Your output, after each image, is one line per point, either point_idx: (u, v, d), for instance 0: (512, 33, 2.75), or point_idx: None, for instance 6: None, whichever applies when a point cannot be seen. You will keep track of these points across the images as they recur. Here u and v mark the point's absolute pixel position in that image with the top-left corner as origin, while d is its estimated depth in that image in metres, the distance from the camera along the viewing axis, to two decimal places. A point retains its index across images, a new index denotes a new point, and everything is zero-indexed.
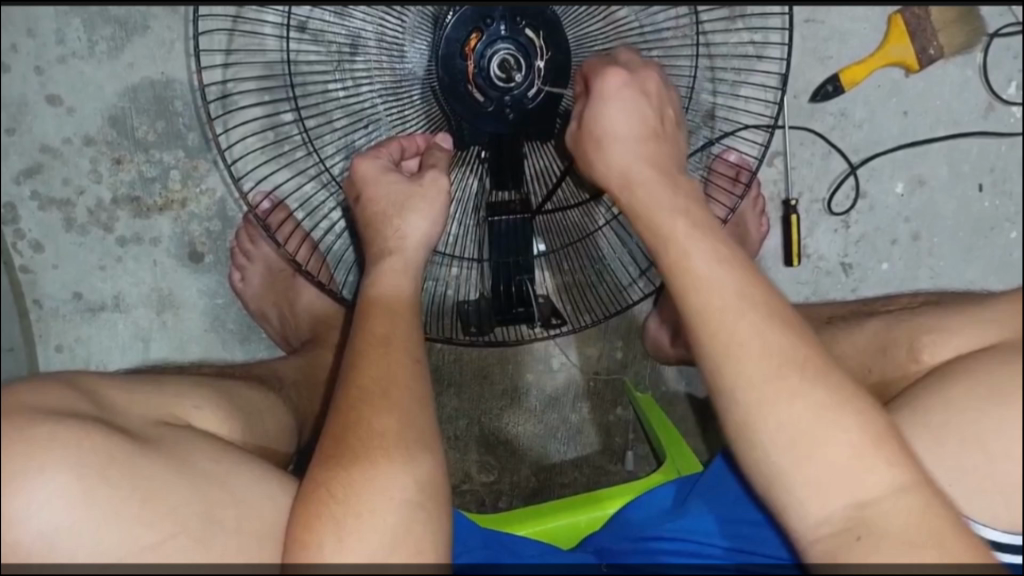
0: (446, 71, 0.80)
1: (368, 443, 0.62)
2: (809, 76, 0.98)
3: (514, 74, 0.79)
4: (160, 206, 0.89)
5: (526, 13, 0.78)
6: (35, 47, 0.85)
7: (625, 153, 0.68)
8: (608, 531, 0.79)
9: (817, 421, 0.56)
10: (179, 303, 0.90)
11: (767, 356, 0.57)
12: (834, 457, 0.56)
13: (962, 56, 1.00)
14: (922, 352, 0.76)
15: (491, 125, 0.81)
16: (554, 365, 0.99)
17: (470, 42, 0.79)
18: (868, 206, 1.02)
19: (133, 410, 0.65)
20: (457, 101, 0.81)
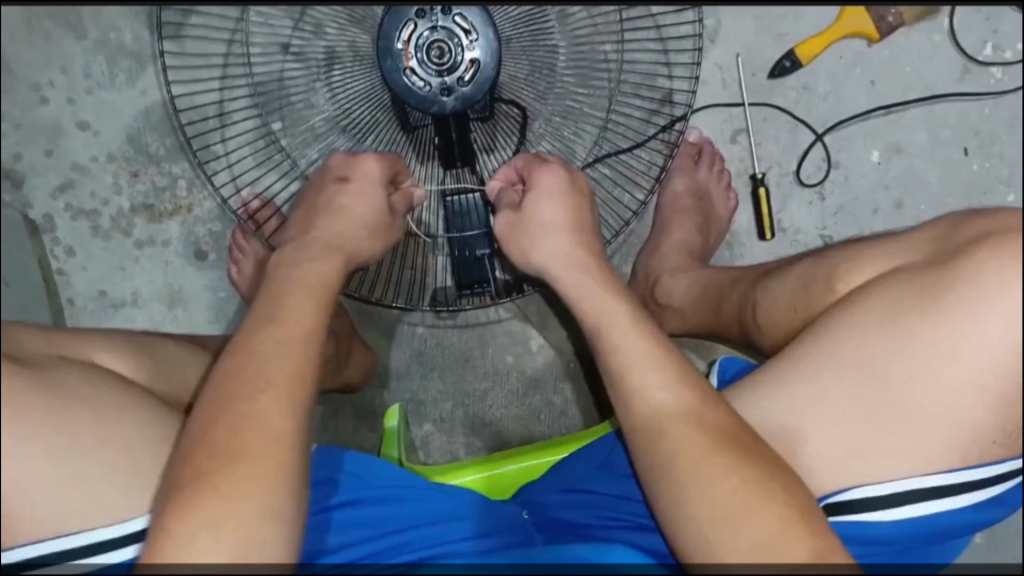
0: (386, 60, 0.88)
1: (245, 409, 0.60)
2: (765, 53, 1.00)
3: (446, 60, 0.87)
4: (171, 210, 1.01)
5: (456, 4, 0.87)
6: (68, 81, 1.00)
7: (553, 245, 0.74)
8: (542, 482, 0.80)
9: (711, 463, 0.60)
10: (188, 298, 1.02)
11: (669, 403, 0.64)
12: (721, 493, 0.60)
13: (927, 22, 1.00)
14: (838, 281, 0.71)
15: (432, 106, 0.88)
16: (533, 348, 1.04)
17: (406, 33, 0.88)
18: (842, 176, 1.02)
19: (41, 347, 0.70)
20: (399, 87, 0.88)
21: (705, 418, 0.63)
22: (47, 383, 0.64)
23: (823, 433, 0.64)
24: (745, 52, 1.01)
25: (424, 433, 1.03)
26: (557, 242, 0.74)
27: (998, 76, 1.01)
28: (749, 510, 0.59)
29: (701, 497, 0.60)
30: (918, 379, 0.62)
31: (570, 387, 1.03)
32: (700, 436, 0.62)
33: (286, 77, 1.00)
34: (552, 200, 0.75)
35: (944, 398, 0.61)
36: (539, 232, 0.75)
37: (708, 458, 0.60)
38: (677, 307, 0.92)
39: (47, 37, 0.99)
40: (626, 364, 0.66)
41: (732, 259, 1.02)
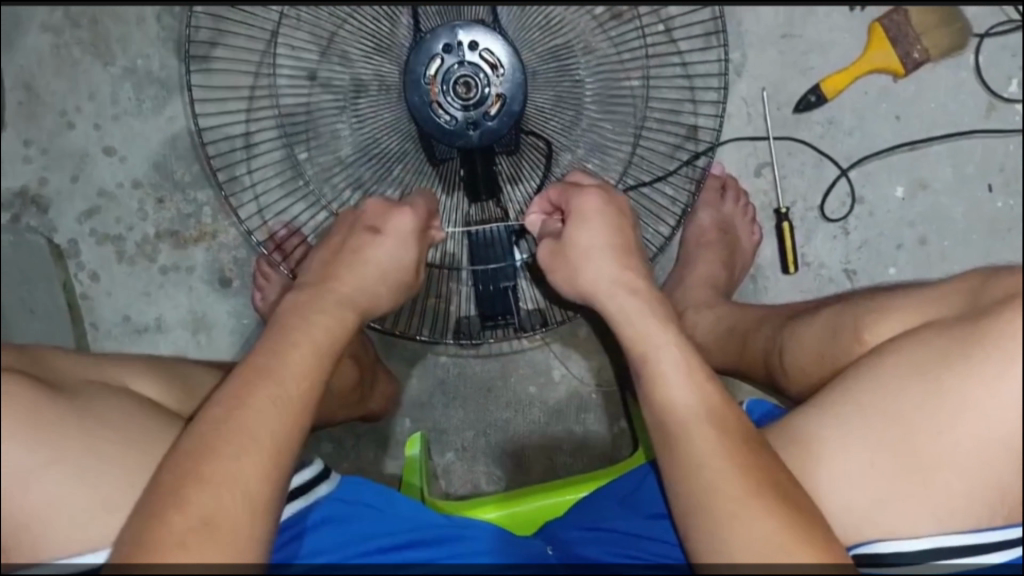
0: (413, 94, 0.88)
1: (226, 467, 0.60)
2: (792, 88, 1.01)
3: (472, 96, 0.88)
4: (195, 237, 1.02)
5: (484, 39, 0.88)
6: (95, 107, 1.00)
7: (596, 270, 0.75)
8: (566, 520, 0.80)
9: (738, 487, 0.61)
10: (211, 324, 1.02)
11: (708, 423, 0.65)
12: (749, 518, 0.60)
13: (952, 59, 1.00)
14: (864, 332, 0.71)
15: (457, 140, 0.88)
16: (555, 377, 1.04)
17: (434, 67, 0.88)
18: (866, 211, 1.02)
19: (70, 371, 0.68)
20: (424, 121, 0.88)
21: (742, 442, 0.63)
22: (80, 411, 0.63)
23: (842, 477, 0.65)
24: (771, 87, 1.01)
25: (446, 462, 1.04)
26: (608, 270, 0.75)
27: (1023, 114, 1.01)
28: (757, 523, 0.60)
29: (716, 504, 0.62)
30: (937, 433, 0.61)
31: (593, 417, 1.04)
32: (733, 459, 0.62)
33: (312, 106, 1.01)
34: (593, 225, 0.75)
35: (957, 452, 0.61)
36: (580, 255, 0.75)
37: (736, 485, 0.61)
38: (704, 343, 0.92)
39: (75, 65, 1.00)
40: (672, 380, 0.68)
41: (756, 293, 1.03)
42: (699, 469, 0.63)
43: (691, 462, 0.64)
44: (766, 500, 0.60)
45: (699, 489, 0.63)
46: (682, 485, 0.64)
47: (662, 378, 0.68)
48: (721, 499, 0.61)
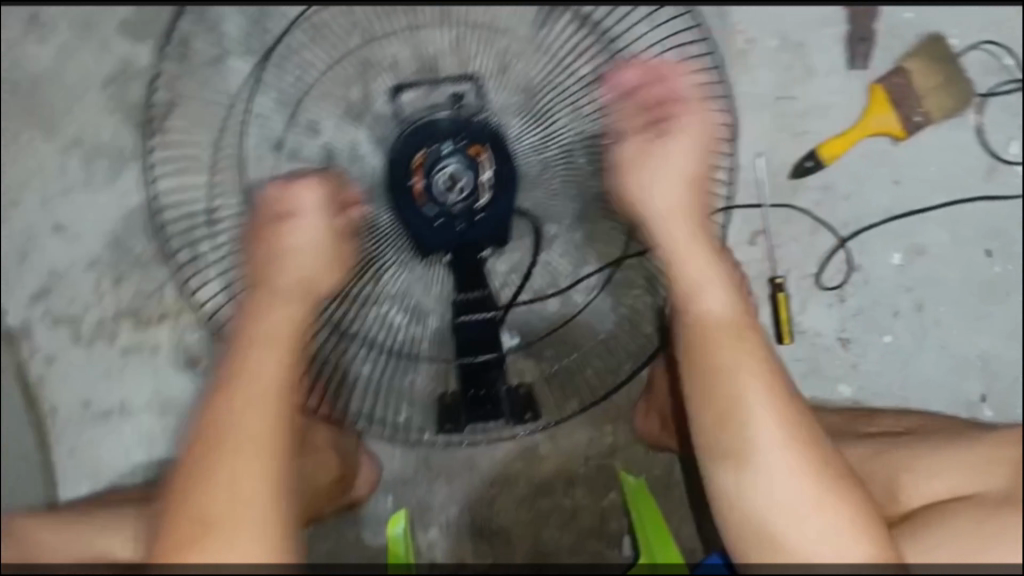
0: (394, 189, 0.85)
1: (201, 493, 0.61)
2: (787, 152, 0.96)
3: (459, 189, 0.84)
4: (158, 317, 0.95)
5: (467, 130, 0.85)
6: (42, 182, 0.93)
7: (689, 115, 0.72)
8: None
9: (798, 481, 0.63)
10: (180, 407, 0.96)
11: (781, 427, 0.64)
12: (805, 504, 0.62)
13: (952, 120, 0.96)
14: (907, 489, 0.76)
15: (445, 236, 0.86)
16: (542, 452, 1.01)
17: (418, 160, 0.85)
18: (861, 279, 0.99)
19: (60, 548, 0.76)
20: (409, 219, 0.85)
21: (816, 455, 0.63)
22: None
23: None
24: (766, 152, 0.96)
25: (431, 541, 1.00)
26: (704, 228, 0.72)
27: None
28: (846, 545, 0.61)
29: (788, 479, 0.63)
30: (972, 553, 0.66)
31: (581, 490, 1.01)
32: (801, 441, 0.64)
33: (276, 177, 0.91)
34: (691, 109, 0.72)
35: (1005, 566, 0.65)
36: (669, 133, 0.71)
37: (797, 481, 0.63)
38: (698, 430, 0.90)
39: (16, 135, 0.93)
40: (753, 404, 0.65)
41: None
42: (773, 481, 0.63)
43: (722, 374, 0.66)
44: (825, 503, 0.62)
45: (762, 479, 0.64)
46: (732, 466, 0.65)
47: (729, 383, 0.66)
48: (778, 491, 0.63)
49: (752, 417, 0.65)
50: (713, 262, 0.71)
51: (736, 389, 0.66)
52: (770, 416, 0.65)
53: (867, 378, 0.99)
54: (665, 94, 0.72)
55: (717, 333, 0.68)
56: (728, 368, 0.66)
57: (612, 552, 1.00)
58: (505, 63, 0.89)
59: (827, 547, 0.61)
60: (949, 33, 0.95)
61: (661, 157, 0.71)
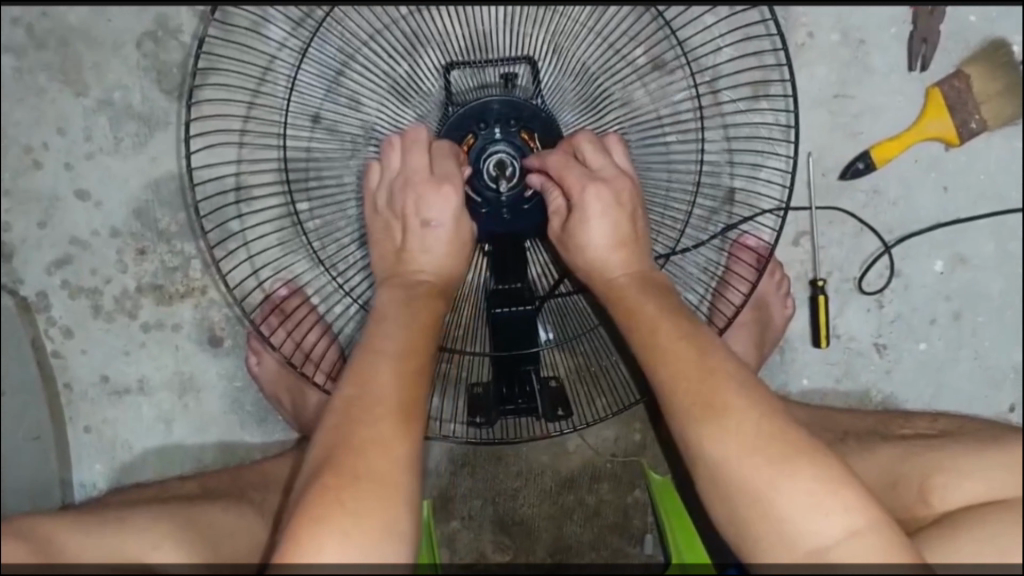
0: None
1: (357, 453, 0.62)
2: (838, 153, 0.94)
3: (509, 178, 0.81)
4: (181, 292, 0.92)
5: (521, 115, 0.81)
6: (66, 144, 0.89)
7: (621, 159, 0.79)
8: None
9: (776, 471, 0.62)
10: (200, 386, 0.93)
11: (758, 428, 0.64)
12: (790, 498, 0.62)
13: (1006, 128, 0.94)
14: (932, 495, 0.73)
15: (489, 225, 0.83)
16: (570, 446, 0.98)
17: (467, 143, 0.81)
18: (903, 285, 0.96)
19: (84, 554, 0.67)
20: None
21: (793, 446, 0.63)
22: None
23: None
24: (816, 150, 0.94)
25: (451, 531, 0.98)
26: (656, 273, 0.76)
27: None
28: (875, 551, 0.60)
29: (758, 467, 0.63)
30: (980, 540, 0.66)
31: (606, 487, 0.99)
32: (775, 437, 0.63)
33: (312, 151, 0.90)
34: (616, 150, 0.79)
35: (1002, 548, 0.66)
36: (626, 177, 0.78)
37: (773, 471, 0.62)
38: None
39: (41, 92, 0.88)
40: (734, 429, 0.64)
41: (782, 366, 0.98)
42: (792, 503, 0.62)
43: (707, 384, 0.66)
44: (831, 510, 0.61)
45: (739, 477, 0.63)
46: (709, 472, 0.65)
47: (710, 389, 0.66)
48: (791, 513, 0.61)
49: (735, 452, 0.64)
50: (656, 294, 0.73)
51: (716, 390, 0.66)
52: (749, 449, 0.63)
53: (901, 385, 0.98)
54: (571, 180, 0.76)
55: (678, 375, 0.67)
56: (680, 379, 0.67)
57: (634, 550, 0.99)
58: (556, 46, 0.86)
59: (814, 540, 0.61)
60: (1011, 37, 0.92)
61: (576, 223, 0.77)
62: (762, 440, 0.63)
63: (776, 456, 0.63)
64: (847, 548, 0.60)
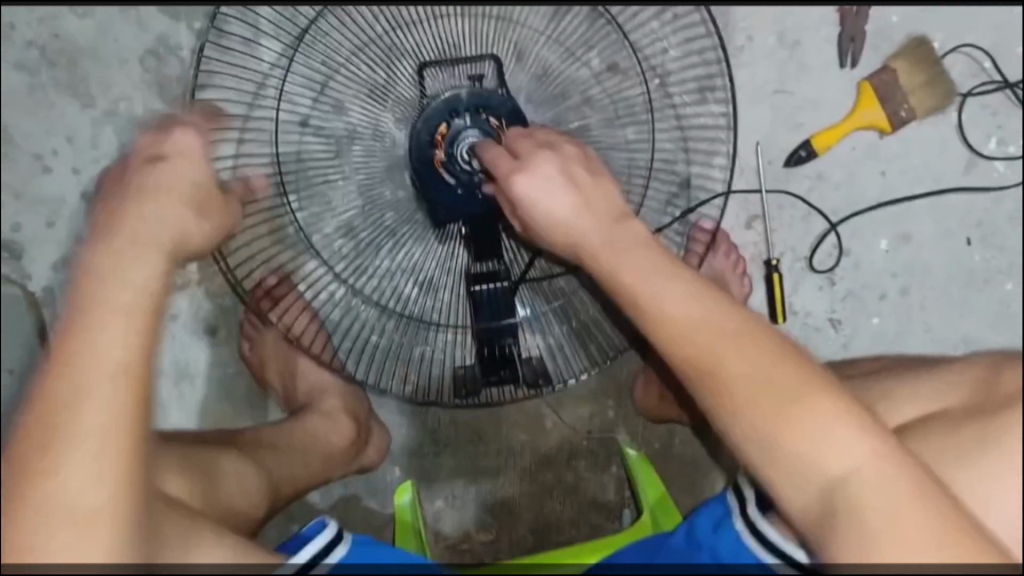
0: (417, 159, 0.90)
1: (60, 390, 0.53)
2: (783, 143, 1.02)
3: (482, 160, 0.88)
4: (180, 284, 0.99)
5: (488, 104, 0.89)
6: (74, 152, 0.96)
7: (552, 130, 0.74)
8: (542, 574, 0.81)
9: (781, 414, 0.56)
10: (197, 373, 1.00)
11: (753, 364, 0.58)
12: (800, 438, 0.55)
13: (936, 116, 1.02)
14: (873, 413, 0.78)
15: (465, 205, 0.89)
16: (547, 425, 1.04)
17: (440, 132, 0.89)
18: (852, 263, 1.04)
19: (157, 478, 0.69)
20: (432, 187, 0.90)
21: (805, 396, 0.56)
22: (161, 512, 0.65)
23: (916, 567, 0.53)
24: (763, 140, 1.02)
25: (436, 511, 1.03)
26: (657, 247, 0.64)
27: (1001, 170, 1.04)
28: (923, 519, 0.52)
29: (762, 412, 0.56)
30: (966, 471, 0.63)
31: (583, 464, 1.04)
32: (774, 368, 0.57)
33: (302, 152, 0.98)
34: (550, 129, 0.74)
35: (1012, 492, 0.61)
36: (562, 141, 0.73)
37: (778, 416, 0.56)
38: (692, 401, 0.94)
39: (51, 106, 0.96)
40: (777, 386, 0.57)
41: None
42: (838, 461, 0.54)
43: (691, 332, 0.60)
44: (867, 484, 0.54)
45: (756, 418, 0.56)
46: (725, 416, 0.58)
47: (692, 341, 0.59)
48: (803, 447, 0.55)
49: (781, 412, 0.56)
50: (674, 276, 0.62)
51: (710, 339, 0.59)
52: (773, 410, 0.56)
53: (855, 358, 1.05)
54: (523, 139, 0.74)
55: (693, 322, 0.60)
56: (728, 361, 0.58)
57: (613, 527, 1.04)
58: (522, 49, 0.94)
59: (859, 467, 0.54)
60: (933, 34, 1.02)
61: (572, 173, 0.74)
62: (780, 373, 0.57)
63: (788, 399, 0.56)
64: (860, 483, 0.54)
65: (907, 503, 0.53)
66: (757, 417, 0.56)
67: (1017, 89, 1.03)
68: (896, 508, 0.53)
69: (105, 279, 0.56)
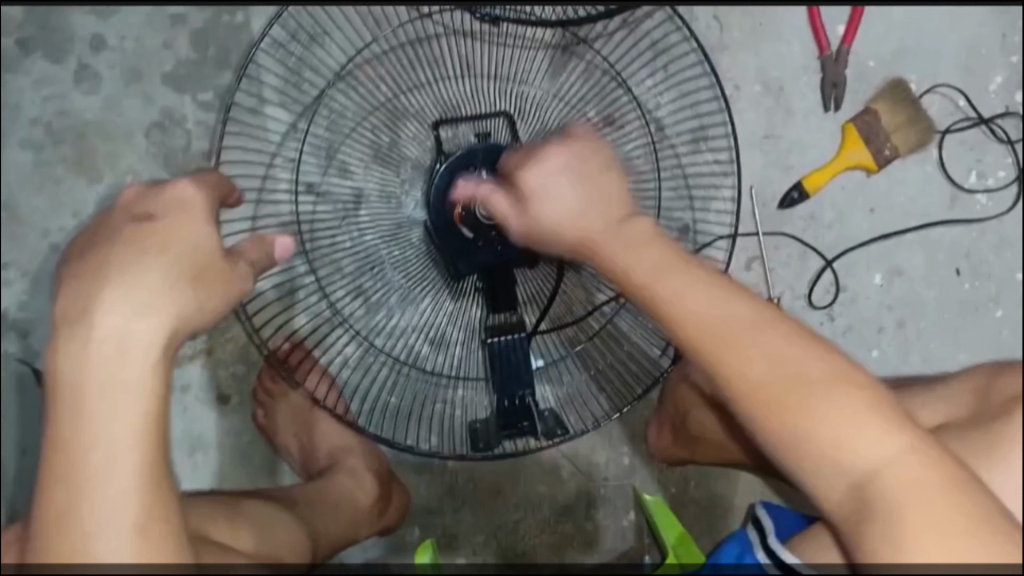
0: (435, 216, 0.90)
1: (85, 402, 0.51)
2: (775, 186, 1.06)
3: None
4: (191, 354, 0.99)
5: (500, 156, 0.89)
6: (81, 227, 0.96)
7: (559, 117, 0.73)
8: None
9: (824, 394, 0.53)
10: (209, 443, 0.99)
11: (772, 355, 0.55)
12: (823, 422, 0.53)
13: (918, 154, 1.07)
14: None
15: (486, 256, 0.89)
16: (564, 475, 1.04)
17: (453, 188, 0.89)
18: (849, 298, 1.08)
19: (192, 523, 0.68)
20: (447, 242, 0.90)
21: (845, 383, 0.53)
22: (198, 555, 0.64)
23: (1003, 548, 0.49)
24: (757, 185, 1.06)
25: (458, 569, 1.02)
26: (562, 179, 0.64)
27: (983, 202, 1.09)
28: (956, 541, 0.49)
29: (816, 389, 0.53)
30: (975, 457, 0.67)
31: (602, 513, 1.04)
32: (787, 359, 0.55)
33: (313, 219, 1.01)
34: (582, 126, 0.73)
35: None
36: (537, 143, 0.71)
37: (827, 393, 0.53)
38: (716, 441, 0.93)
39: (58, 182, 0.96)
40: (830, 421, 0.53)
41: None
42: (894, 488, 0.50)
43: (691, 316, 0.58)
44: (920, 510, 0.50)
45: (782, 403, 0.54)
46: (737, 398, 0.56)
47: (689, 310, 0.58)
48: (835, 430, 0.52)
49: (816, 419, 0.53)
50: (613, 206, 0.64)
51: (715, 326, 0.57)
52: (775, 404, 0.54)
53: None
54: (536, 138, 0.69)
55: (594, 196, 0.63)
56: (686, 296, 0.58)
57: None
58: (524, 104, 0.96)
59: (871, 459, 0.52)
60: (909, 77, 1.07)
61: (568, 166, 0.69)
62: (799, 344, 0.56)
63: (818, 371, 0.54)
64: (903, 467, 0.51)
65: (954, 496, 0.50)
66: (786, 407, 0.54)
67: (992, 125, 1.08)
68: (936, 494, 0.50)
69: (87, 324, 0.51)
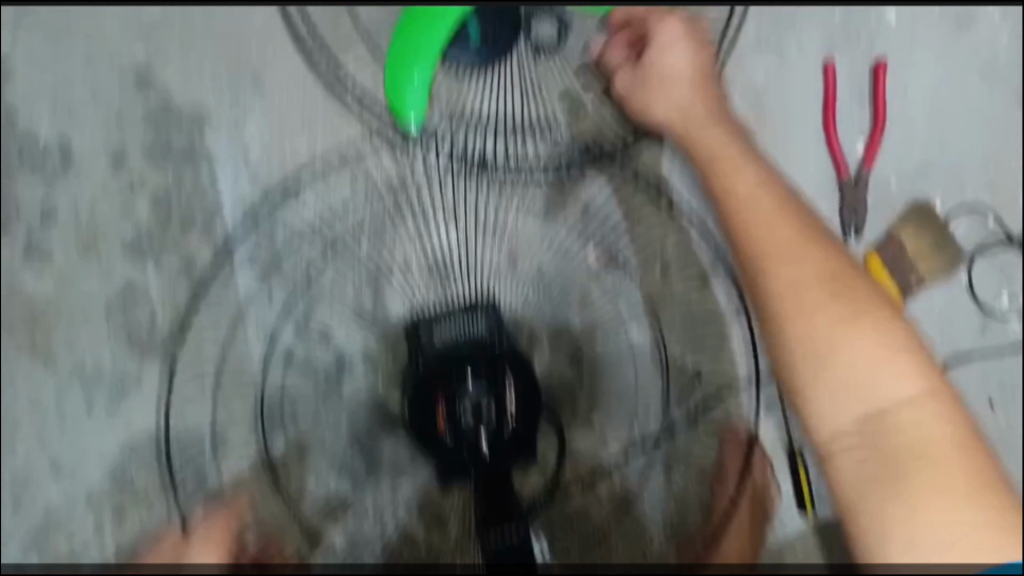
0: (417, 418, 0.81)
1: None
2: None
3: (485, 423, 0.80)
4: None
5: (483, 355, 0.81)
6: (39, 419, 0.88)
7: (680, 90, 0.88)
8: None
9: (876, 370, 0.66)
10: None
11: (870, 345, 0.67)
12: (908, 427, 0.64)
13: (947, 283, 0.99)
14: None
15: (461, 470, 0.80)
16: None
17: (438, 394, 0.80)
18: None
19: None
20: (436, 453, 0.81)
21: (942, 387, 0.66)
22: None
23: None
24: None
25: None
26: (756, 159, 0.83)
27: (1016, 328, 1.01)
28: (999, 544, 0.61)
29: (889, 374, 0.66)
30: None
31: None
32: (890, 361, 0.66)
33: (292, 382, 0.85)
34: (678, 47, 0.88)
35: None
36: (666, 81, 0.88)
37: (915, 409, 0.65)
38: None
39: (11, 369, 0.88)
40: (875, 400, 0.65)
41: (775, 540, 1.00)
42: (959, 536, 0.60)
43: (818, 343, 0.68)
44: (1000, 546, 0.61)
45: (847, 429, 0.66)
46: (826, 394, 0.67)
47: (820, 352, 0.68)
48: (907, 431, 0.64)
49: (883, 419, 0.65)
50: (697, 86, 0.88)
51: (840, 353, 0.67)
52: (886, 372, 0.66)
53: None
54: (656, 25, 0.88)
55: (751, 211, 0.78)
56: (853, 358, 0.66)
57: None
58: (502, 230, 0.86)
59: (897, 505, 0.62)
60: (933, 197, 0.99)
61: (661, 88, 0.88)
62: (883, 335, 0.68)
63: (878, 347, 0.67)
64: (972, 514, 0.61)
65: (979, 500, 0.62)
66: (839, 393, 0.66)
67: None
68: (999, 529, 0.61)
69: None
